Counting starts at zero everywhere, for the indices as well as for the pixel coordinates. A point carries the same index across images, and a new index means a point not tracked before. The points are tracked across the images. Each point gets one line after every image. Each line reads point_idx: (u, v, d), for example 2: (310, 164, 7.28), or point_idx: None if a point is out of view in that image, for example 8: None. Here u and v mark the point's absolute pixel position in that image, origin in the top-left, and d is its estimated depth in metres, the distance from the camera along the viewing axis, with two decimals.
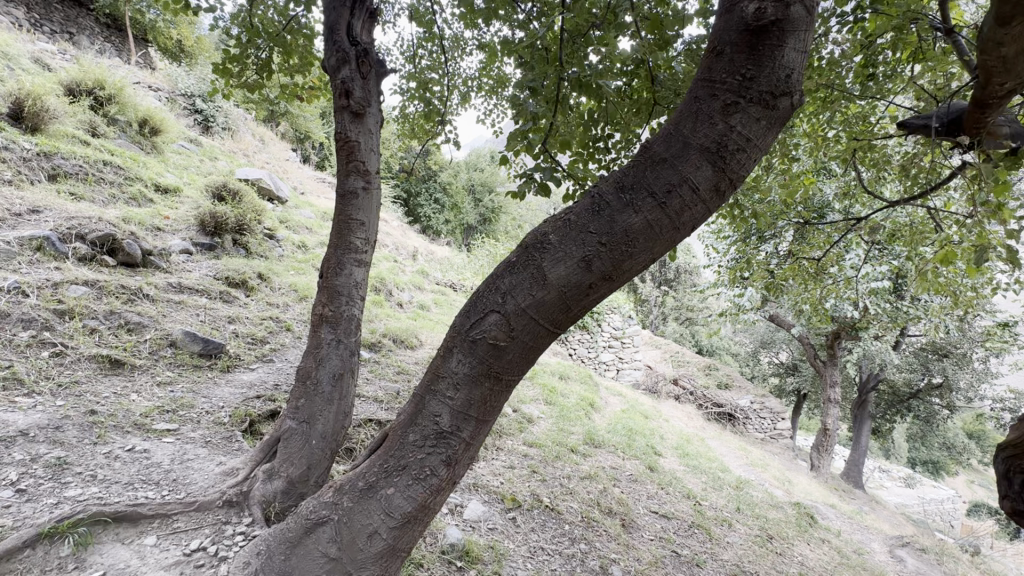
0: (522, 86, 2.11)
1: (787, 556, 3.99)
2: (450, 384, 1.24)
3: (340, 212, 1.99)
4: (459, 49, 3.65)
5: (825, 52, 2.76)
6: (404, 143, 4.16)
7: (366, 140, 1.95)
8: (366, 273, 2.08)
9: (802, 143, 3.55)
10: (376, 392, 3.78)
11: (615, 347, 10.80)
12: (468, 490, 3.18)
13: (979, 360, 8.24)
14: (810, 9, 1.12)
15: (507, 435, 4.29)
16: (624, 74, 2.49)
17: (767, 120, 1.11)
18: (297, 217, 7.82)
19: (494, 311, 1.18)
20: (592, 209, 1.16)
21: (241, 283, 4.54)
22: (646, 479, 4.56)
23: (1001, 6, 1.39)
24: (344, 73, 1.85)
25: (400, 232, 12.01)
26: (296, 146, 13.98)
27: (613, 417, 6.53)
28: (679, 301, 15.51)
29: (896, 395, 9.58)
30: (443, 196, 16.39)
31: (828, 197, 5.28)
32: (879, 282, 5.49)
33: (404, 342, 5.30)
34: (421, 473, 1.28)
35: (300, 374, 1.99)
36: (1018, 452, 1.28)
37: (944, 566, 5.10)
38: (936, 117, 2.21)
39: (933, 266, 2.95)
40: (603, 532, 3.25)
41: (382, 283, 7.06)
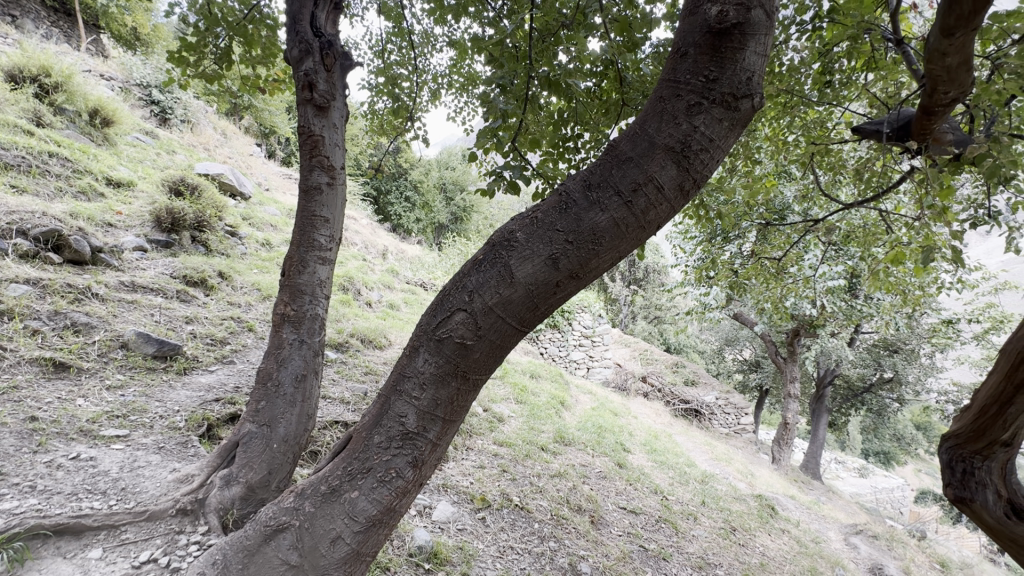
0: (491, 83, 2.09)
1: (749, 547, 4.11)
2: (415, 383, 1.21)
3: (304, 208, 1.92)
4: (430, 44, 3.60)
5: (785, 59, 2.84)
6: (373, 139, 4.07)
7: (330, 135, 1.89)
8: (330, 271, 2.02)
9: (764, 146, 3.65)
10: (343, 393, 3.69)
11: (586, 345, 10.86)
12: (437, 491, 3.14)
13: (926, 356, 8.70)
14: (770, 14, 1.14)
15: (477, 435, 4.26)
16: (594, 75, 2.52)
17: (729, 121, 1.13)
18: (261, 213, 7.57)
19: (460, 310, 1.16)
20: (558, 207, 1.16)
21: (200, 282, 4.35)
22: (614, 475, 4.62)
23: (946, 17, 1.45)
24: (307, 64, 1.78)
25: (369, 231, 11.81)
26: (261, 141, 13.55)
27: (583, 415, 6.59)
28: (648, 300, 15.80)
29: (851, 389, 10.03)
30: (414, 194, 16.21)
31: (789, 200, 5.48)
32: (835, 281, 5.73)
33: (373, 342, 5.20)
34: (386, 475, 1.24)
35: (261, 375, 1.92)
36: (961, 443, 1.35)
37: (893, 551, 5.37)
38: (888, 123, 2.31)
39: (885, 265, 3.09)
40: (573, 530, 3.27)
41: (350, 282, 6.90)
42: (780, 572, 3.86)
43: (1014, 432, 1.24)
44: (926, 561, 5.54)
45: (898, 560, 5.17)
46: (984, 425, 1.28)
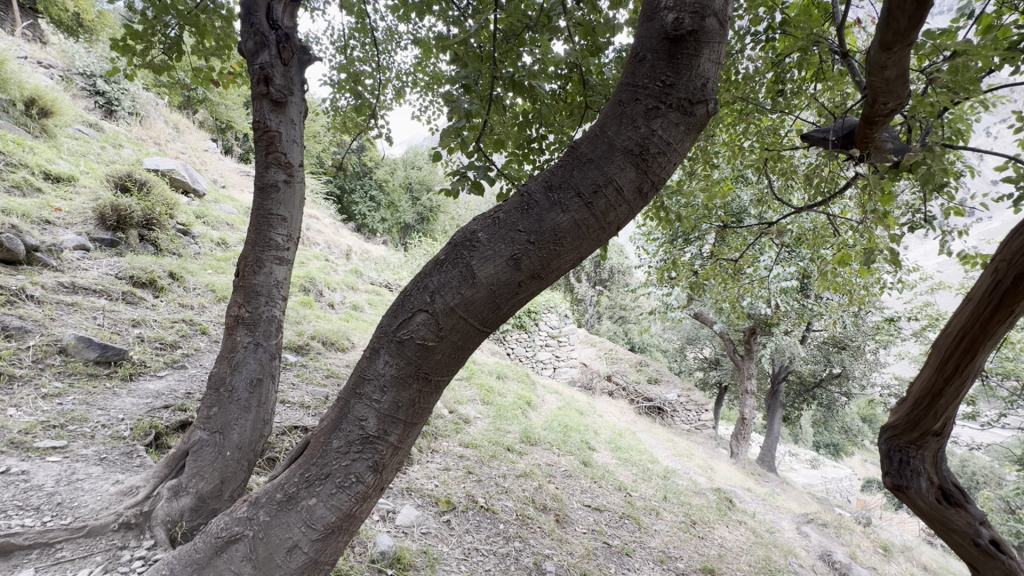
0: (455, 83, 2.07)
1: (708, 539, 4.24)
2: (375, 386, 1.19)
3: (259, 206, 1.85)
4: (394, 41, 3.54)
5: (740, 68, 2.95)
6: (336, 136, 3.97)
7: (288, 131, 1.83)
8: (288, 271, 1.96)
9: (721, 151, 3.76)
10: (303, 397, 3.57)
11: (552, 345, 10.98)
12: (401, 495, 3.09)
13: (870, 351, 9.19)
14: (723, 23, 1.19)
15: (442, 437, 4.21)
16: (559, 78, 2.54)
17: (685, 125, 1.16)
18: (217, 211, 7.26)
19: (421, 311, 1.14)
20: (520, 208, 1.16)
21: (149, 283, 4.13)
22: (579, 473, 4.68)
23: (885, 32, 1.54)
24: (262, 57, 1.70)
25: (332, 230, 11.52)
26: (217, 136, 13.01)
27: (549, 414, 6.63)
28: (613, 300, 16.09)
29: (803, 384, 10.52)
30: (379, 194, 15.95)
31: (745, 203, 5.69)
32: (788, 281, 6.01)
33: (335, 344, 5.07)
34: (346, 481, 1.21)
35: (212, 381, 1.84)
36: (896, 433, 1.43)
37: (841, 538, 5.67)
38: (834, 131, 2.44)
39: (833, 266, 3.25)
40: (538, 529, 3.29)
41: (311, 283, 6.72)
42: (737, 562, 3.99)
43: (943, 421, 1.33)
44: (870, 546, 5.86)
45: (845, 546, 5.45)
46: (918, 417, 1.36)
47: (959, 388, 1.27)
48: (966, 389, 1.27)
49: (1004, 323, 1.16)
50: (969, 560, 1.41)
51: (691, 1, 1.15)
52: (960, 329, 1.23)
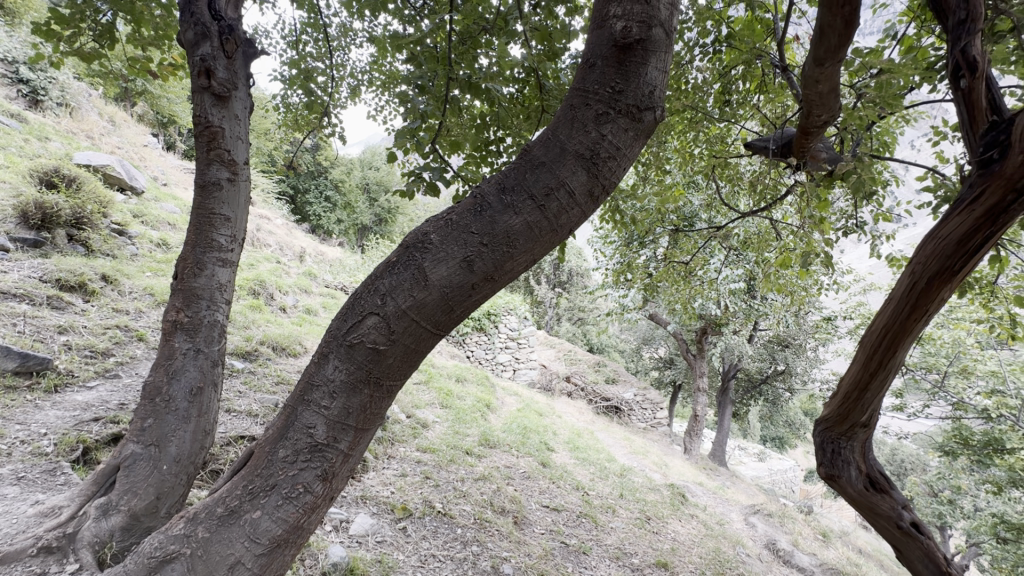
0: (410, 83, 2.03)
1: (661, 534, 4.37)
2: (324, 393, 1.15)
3: (199, 205, 1.75)
4: (348, 38, 3.45)
5: (690, 78, 3.06)
6: (287, 133, 3.83)
7: (232, 126, 1.74)
8: (232, 274, 1.87)
9: (673, 157, 3.89)
10: (250, 405, 3.41)
11: (512, 347, 11.15)
12: (355, 503, 3.00)
13: (811, 349, 9.74)
14: (669, 33, 1.23)
15: (400, 442, 4.13)
16: (517, 81, 2.56)
17: (634, 131, 1.19)
18: (157, 210, 6.84)
19: (372, 314, 1.12)
20: (473, 209, 1.15)
21: (78, 287, 3.84)
22: (538, 474, 4.71)
23: (818, 49, 1.64)
24: (202, 48, 1.61)
25: (285, 231, 11.11)
26: (157, 130, 12.28)
27: (508, 416, 6.64)
28: (572, 302, 16.33)
29: (750, 382, 11.02)
30: (334, 194, 15.53)
31: (696, 208, 5.92)
32: (736, 283, 6.31)
33: (286, 349, 4.87)
34: (292, 492, 1.15)
35: (147, 391, 1.72)
36: (828, 426, 1.52)
37: (784, 527, 5.98)
38: (774, 141, 2.58)
39: (775, 269, 3.43)
40: (496, 532, 3.28)
41: (261, 286, 6.44)
42: (688, 555, 4.13)
43: (869, 413, 1.42)
44: (811, 533, 6.21)
45: (788, 534, 5.75)
46: (848, 410, 1.44)
47: (883, 382, 1.37)
48: (889, 383, 1.37)
49: (921, 320, 1.26)
50: (895, 542, 1.51)
51: (638, 12, 1.19)
52: (886, 325, 1.31)
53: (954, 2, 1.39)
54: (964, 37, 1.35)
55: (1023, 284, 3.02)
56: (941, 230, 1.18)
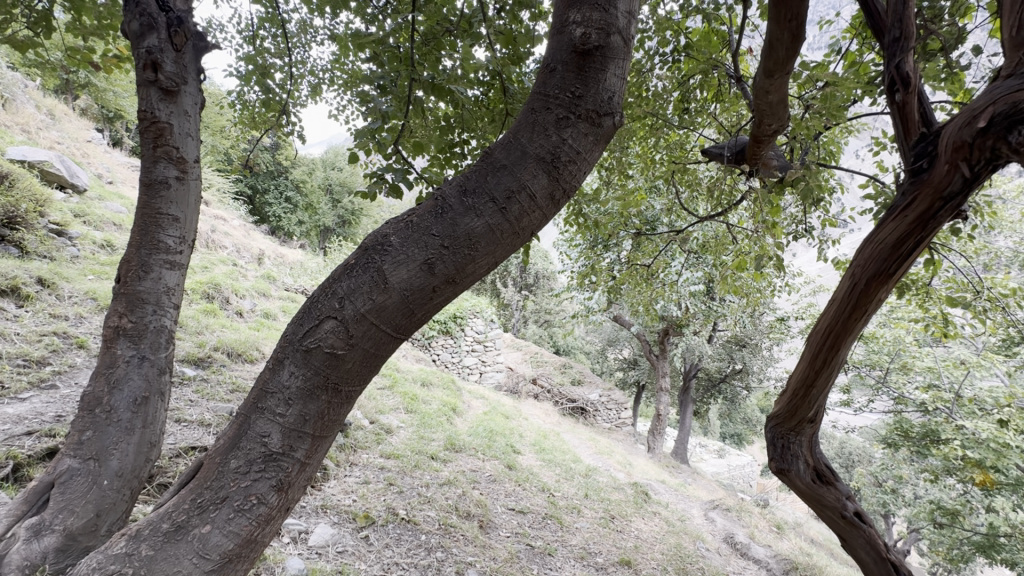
0: (371, 83, 1.99)
1: (625, 532, 4.44)
2: (279, 400, 1.10)
3: (143, 206, 1.66)
4: (309, 35, 3.35)
5: (651, 85, 3.13)
6: (243, 131, 3.69)
7: (181, 123, 1.66)
8: (180, 277, 1.78)
9: (635, 163, 3.97)
10: (203, 414, 3.26)
11: (478, 351, 11.20)
12: (315, 513, 2.91)
13: (767, 348, 10.15)
14: (627, 41, 1.25)
15: (363, 448, 4.03)
16: (481, 84, 2.56)
17: (593, 136, 1.21)
18: (100, 210, 6.46)
19: (330, 318, 1.08)
20: (434, 212, 1.14)
21: (11, 291, 3.57)
22: (504, 477, 4.70)
23: (769, 61, 1.71)
24: (149, 40, 1.52)
25: (242, 232, 10.70)
26: (102, 126, 11.61)
27: (475, 420, 6.61)
28: (539, 304, 16.43)
29: (710, 380, 11.37)
30: (295, 195, 15.10)
31: (657, 213, 6.08)
32: (696, 285, 6.52)
33: (242, 355, 4.68)
34: (245, 504, 1.08)
35: (85, 402, 1.61)
36: (779, 422, 1.58)
37: (742, 521, 6.19)
38: (728, 148, 2.68)
39: (732, 271, 3.55)
40: (461, 537, 3.25)
41: (215, 289, 6.17)
42: (651, 552, 4.21)
43: (816, 409, 1.49)
44: (766, 526, 6.46)
45: (745, 528, 5.95)
46: (797, 406, 1.51)
47: (828, 378, 1.44)
48: (833, 380, 1.44)
49: (863, 318, 1.33)
50: (840, 531, 1.59)
51: (597, 19, 1.21)
52: (833, 324, 1.37)
53: (889, 20, 1.48)
54: (898, 53, 1.45)
55: (954, 286, 3.24)
56: (879, 234, 1.24)
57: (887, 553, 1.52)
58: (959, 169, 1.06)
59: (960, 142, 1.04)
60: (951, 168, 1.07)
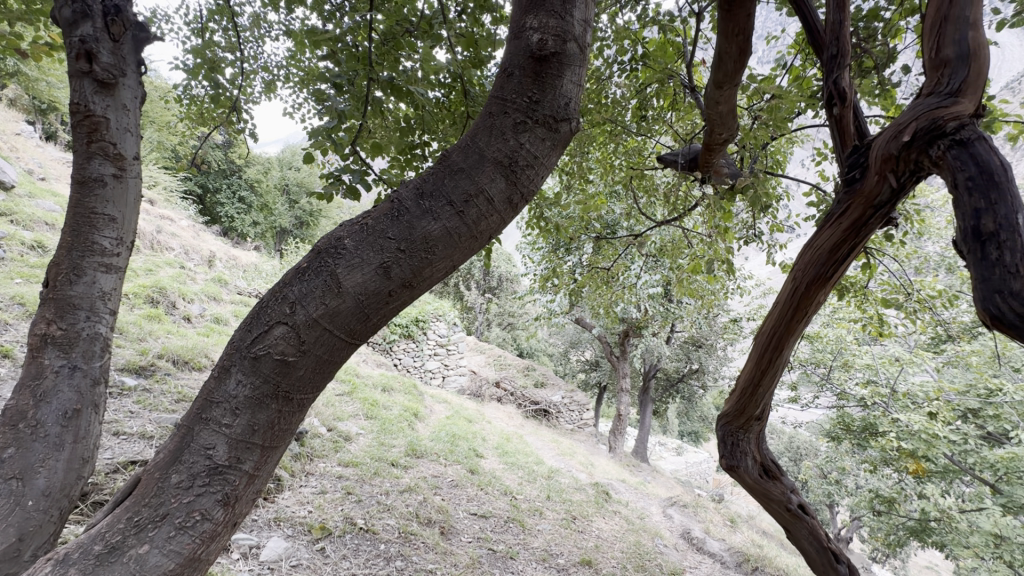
0: (326, 81, 1.93)
1: (586, 532, 4.49)
2: (225, 410, 1.04)
3: (76, 204, 1.54)
4: (262, 30, 3.23)
5: (610, 92, 3.19)
6: (191, 128, 3.51)
7: (119, 117, 1.55)
8: (118, 281, 1.67)
9: (595, 167, 4.03)
10: (144, 426, 3.07)
11: (441, 354, 11.11)
12: (267, 526, 2.79)
13: (721, 348, 10.53)
14: (583, 49, 1.27)
15: (320, 457, 3.90)
16: (442, 86, 2.54)
17: (551, 141, 1.22)
18: (30, 208, 5.99)
19: (280, 323, 1.04)
20: (390, 214, 1.11)
21: None
22: (466, 482, 4.66)
23: (720, 70, 1.77)
24: (82, 28, 1.41)
25: (191, 233, 10.19)
26: (33, 118, 10.83)
27: (437, 425, 6.53)
28: (502, 307, 16.45)
29: (669, 380, 11.69)
30: (249, 194, 14.53)
31: (617, 217, 6.21)
32: (654, 287, 6.71)
33: (189, 363, 4.45)
34: (187, 522, 1.00)
35: (8, 415, 1.47)
36: (728, 420, 1.63)
37: (698, 516, 6.39)
38: (682, 155, 2.78)
39: (688, 274, 3.66)
40: (421, 545, 3.20)
41: (160, 294, 5.85)
42: (611, 551, 4.27)
43: (762, 407, 1.55)
44: (721, 520, 6.69)
45: (701, 523, 6.14)
46: (745, 405, 1.57)
47: (773, 377, 1.50)
48: (777, 379, 1.51)
49: (806, 317, 1.39)
50: (785, 524, 1.65)
51: (553, 26, 1.22)
52: (780, 324, 1.42)
53: (828, 38, 1.57)
54: (836, 69, 1.53)
55: (888, 289, 3.45)
56: (817, 239, 1.31)
57: (828, 543, 1.60)
58: (887, 179, 1.13)
59: (888, 154, 1.10)
60: (880, 178, 1.14)
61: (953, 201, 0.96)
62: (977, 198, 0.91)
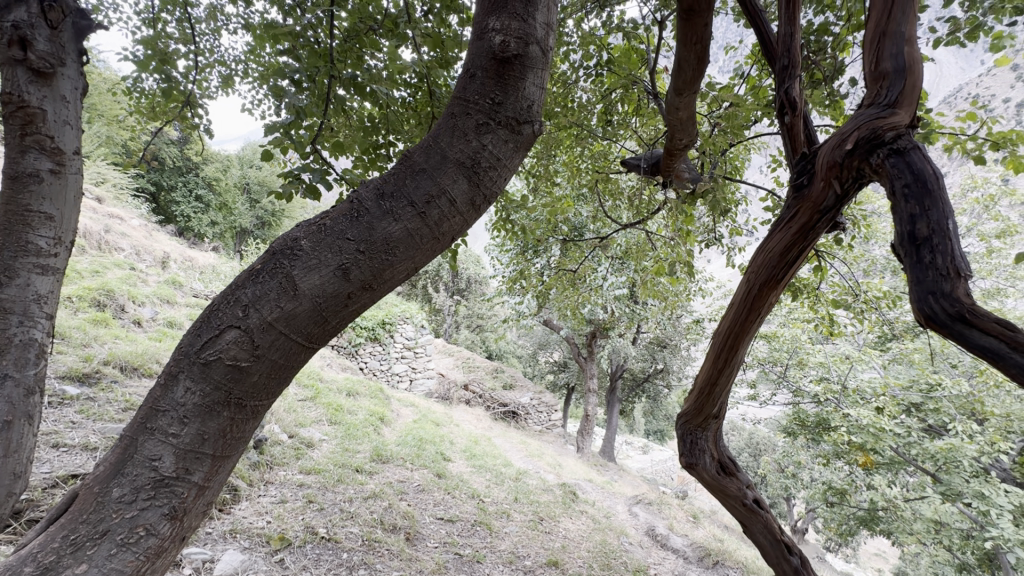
0: (285, 77, 1.87)
1: (553, 533, 4.51)
2: (172, 418, 0.98)
3: (5, 201, 1.41)
4: (219, 22, 3.10)
5: (577, 96, 3.21)
6: (141, 122, 3.34)
7: (57, 109, 1.43)
8: (56, 284, 1.57)
9: (562, 170, 4.06)
10: (87, 437, 2.89)
11: (408, 357, 10.95)
12: (222, 539, 2.67)
13: (685, 348, 10.80)
14: (545, 51, 1.28)
15: (280, 465, 3.77)
16: (408, 86, 2.50)
17: (513, 143, 1.22)
18: None
19: (232, 327, 0.99)
20: (349, 215, 1.08)
21: None
22: (433, 486, 4.61)
23: (680, 77, 1.81)
24: (15, 13, 1.30)
25: (143, 233, 9.71)
26: None
27: (404, 429, 6.43)
28: (471, 309, 16.40)
29: (635, 381, 11.90)
30: (207, 193, 13.97)
31: (584, 219, 6.28)
32: (620, 289, 6.82)
33: (139, 369, 4.22)
34: (130, 539, 0.93)
35: None
36: (687, 419, 1.67)
37: (662, 513, 6.54)
38: (645, 160, 2.83)
39: (652, 276, 3.73)
40: (386, 552, 3.13)
41: (107, 297, 5.53)
42: (578, 550, 4.30)
43: (719, 406, 1.60)
44: (684, 516, 6.85)
45: (665, 520, 6.28)
46: (702, 403, 1.61)
47: (729, 376, 1.54)
48: (733, 378, 1.55)
49: (760, 317, 1.43)
50: (742, 518, 1.70)
51: (516, 28, 1.22)
52: (737, 324, 1.46)
53: (780, 49, 1.62)
54: (787, 79, 1.58)
55: (838, 291, 3.62)
56: (768, 243, 1.35)
57: (781, 535, 1.66)
58: (832, 185, 1.18)
59: (833, 162, 1.15)
60: (827, 185, 1.19)
61: (891, 206, 1.01)
62: (912, 204, 0.95)
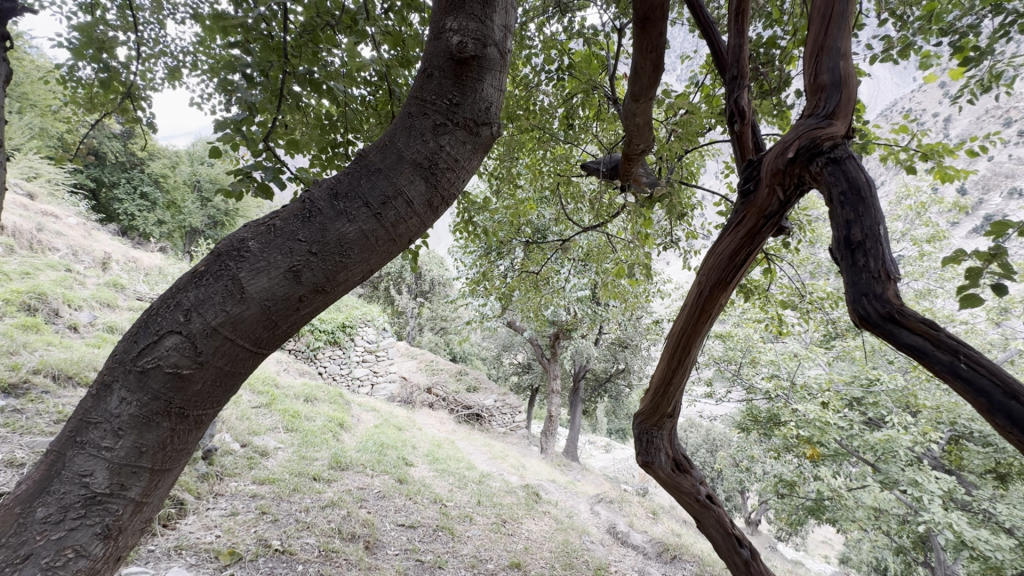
0: (235, 71, 1.79)
1: (516, 535, 4.51)
2: (105, 431, 0.91)
3: None
4: (164, 10, 2.93)
5: (539, 99, 3.23)
6: (77, 113, 3.12)
7: None
8: None
9: (524, 173, 4.07)
10: (12, 453, 2.67)
11: (369, 361, 10.70)
12: (166, 556, 2.53)
13: (645, 348, 11.05)
14: (502, 54, 1.28)
15: (231, 476, 3.61)
16: (368, 84, 2.44)
17: (471, 144, 1.21)
18: None
19: (173, 333, 0.93)
20: (301, 215, 1.04)
21: None
22: (394, 492, 4.51)
23: (635, 85, 1.85)
24: None
25: (81, 232, 9.09)
26: None
27: (364, 434, 6.28)
28: (434, 311, 16.23)
29: (597, 380, 12.06)
30: (153, 190, 13.24)
31: (546, 221, 6.32)
32: (582, 290, 6.89)
33: (74, 378, 3.94)
34: (56, 562, 0.85)
35: None
36: (644, 418, 1.70)
37: (623, 510, 6.67)
38: (604, 164, 2.89)
39: (612, 278, 3.78)
40: (344, 562, 3.04)
41: (39, 301, 5.14)
42: (540, 551, 4.32)
43: (674, 405, 1.64)
44: (644, 512, 7.02)
45: (626, 517, 6.40)
46: (658, 402, 1.64)
47: (683, 375, 1.58)
48: (687, 377, 1.59)
49: (712, 317, 1.48)
50: (695, 514, 1.75)
51: (473, 29, 1.21)
52: (691, 324, 1.49)
53: (730, 60, 1.69)
54: (737, 89, 1.64)
55: (787, 293, 3.78)
56: (719, 245, 1.40)
57: (731, 529, 1.71)
58: (777, 191, 1.23)
59: (778, 169, 1.19)
60: (771, 191, 1.24)
61: (829, 211, 1.06)
62: (848, 210, 1.01)
